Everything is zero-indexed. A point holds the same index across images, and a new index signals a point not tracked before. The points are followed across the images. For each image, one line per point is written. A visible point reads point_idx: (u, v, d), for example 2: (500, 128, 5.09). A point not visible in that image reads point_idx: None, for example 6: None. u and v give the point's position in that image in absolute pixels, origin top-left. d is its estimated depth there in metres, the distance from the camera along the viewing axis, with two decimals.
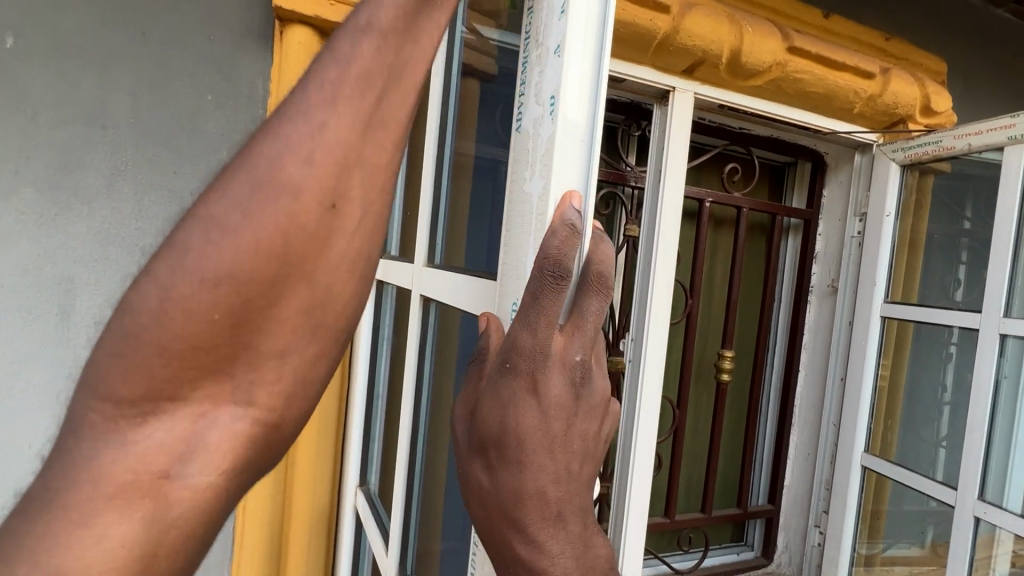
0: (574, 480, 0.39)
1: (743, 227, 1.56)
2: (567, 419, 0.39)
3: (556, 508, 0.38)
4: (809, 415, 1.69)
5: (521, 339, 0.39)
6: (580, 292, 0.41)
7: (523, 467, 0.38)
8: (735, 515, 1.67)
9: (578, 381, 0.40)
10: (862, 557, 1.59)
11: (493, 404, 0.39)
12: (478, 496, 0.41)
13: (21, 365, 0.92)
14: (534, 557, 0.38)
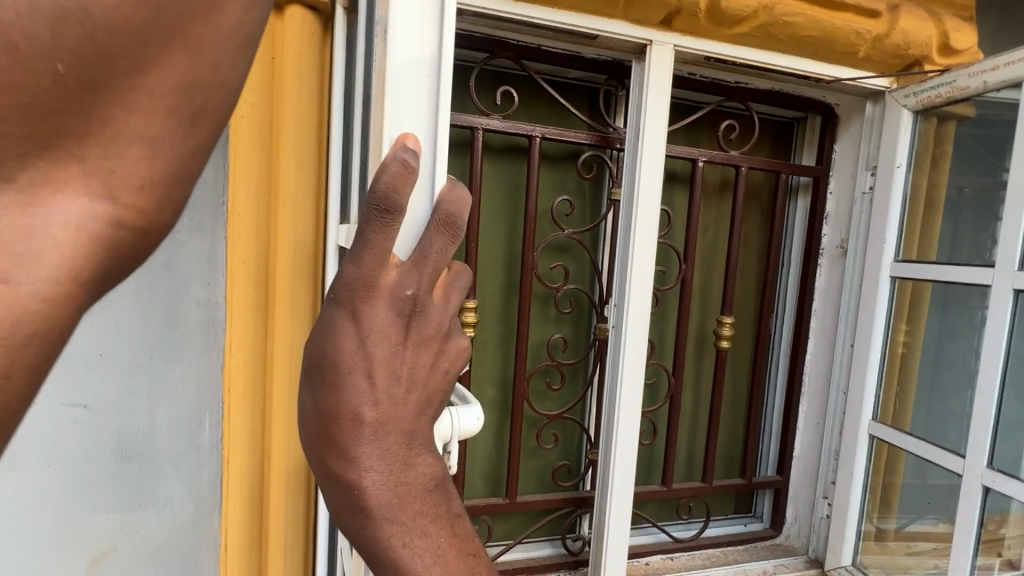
0: (395, 402, 0.45)
1: (741, 187, 1.49)
2: (394, 347, 0.45)
3: (372, 421, 0.44)
4: (819, 383, 1.62)
5: (349, 271, 0.43)
6: (430, 229, 0.45)
7: (338, 387, 0.44)
8: (738, 485, 1.63)
9: (407, 312, 0.45)
10: (873, 531, 1.52)
11: (320, 331, 0.45)
12: (308, 410, 0.46)
13: None
14: (344, 465, 0.44)
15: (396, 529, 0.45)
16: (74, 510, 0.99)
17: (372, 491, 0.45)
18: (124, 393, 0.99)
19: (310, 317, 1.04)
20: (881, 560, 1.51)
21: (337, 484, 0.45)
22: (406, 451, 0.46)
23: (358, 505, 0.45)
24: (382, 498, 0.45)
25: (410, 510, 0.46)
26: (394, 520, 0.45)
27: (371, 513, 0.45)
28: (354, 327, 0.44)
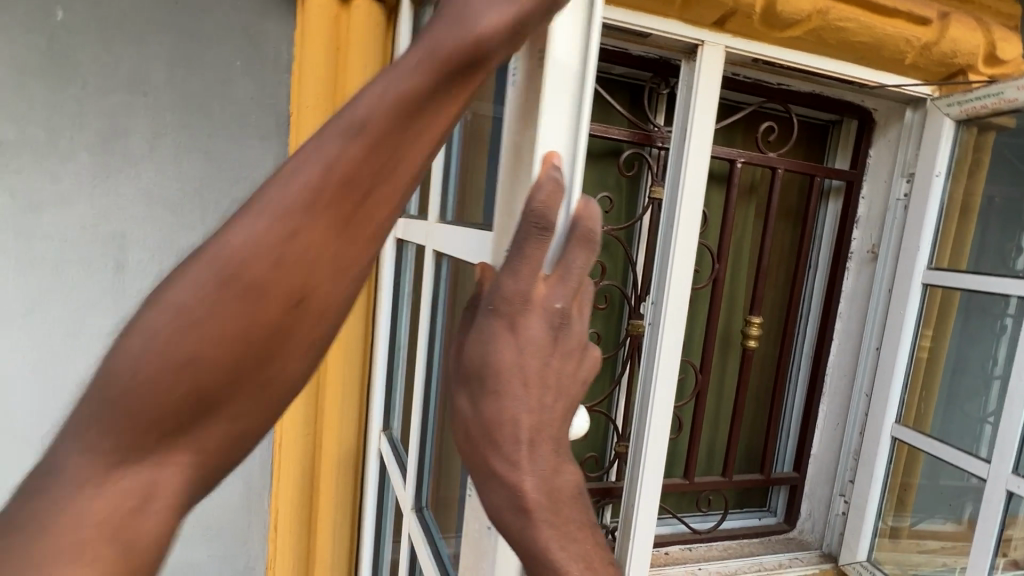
0: (551, 415, 0.39)
1: (777, 189, 1.49)
2: (545, 359, 0.38)
3: (529, 438, 0.38)
4: (840, 385, 1.64)
5: (503, 277, 0.38)
6: (569, 243, 0.39)
7: (498, 399, 0.38)
8: (757, 480, 1.67)
9: (557, 324, 0.38)
10: (887, 529, 1.56)
11: (475, 337, 0.39)
12: (460, 422, 0.41)
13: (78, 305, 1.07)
14: (507, 483, 0.38)
15: (569, 558, 0.38)
16: None
17: (538, 513, 0.38)
18: None
19: (365, 309, 1.10)
20: (892, 556, 1.55)
21: (500, 504, 0.39)
22: (565, 470, 0.39)
23: (525, 531, 0.38)
24: (548, 520, 0.38)
25: (575, 539, 0.39)
26: (564, 550, 0.38)
27: (540, 541, 0.38)
28: (512, 337, 0.38)
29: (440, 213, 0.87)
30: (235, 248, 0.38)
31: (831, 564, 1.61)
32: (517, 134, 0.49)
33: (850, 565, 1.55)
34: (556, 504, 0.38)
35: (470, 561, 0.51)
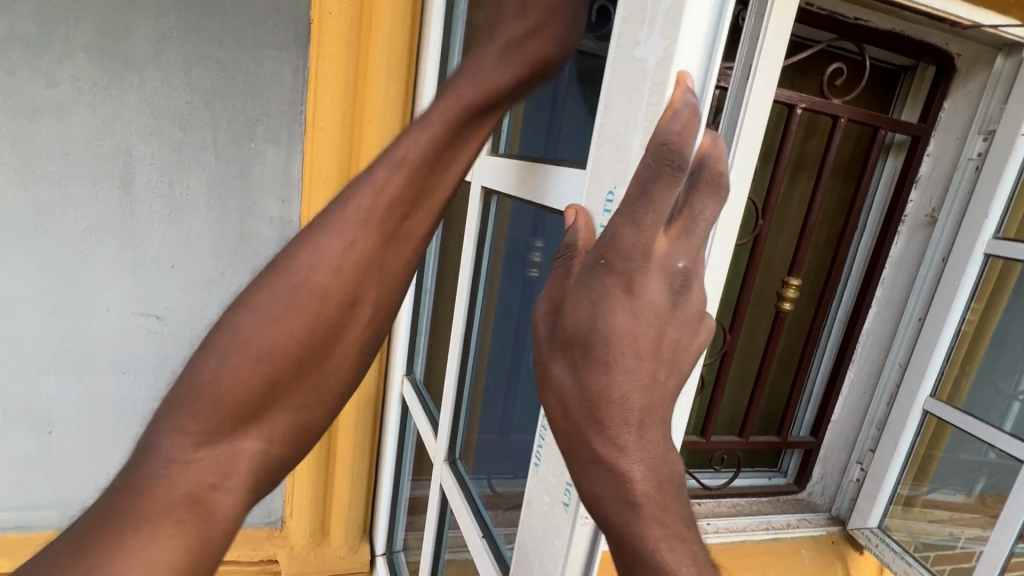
0: (662, 392, 0.32)
1: (837, 140, 1.34)
2: (661, 328, 0.31)
3: (640, 419, 0.31)
4: (874, 353, 1.56)
5: (621, 226, 0.31)
6: (696, 191, 0.32)
7: (607, 372, 0.31)
8: (773, 443, 1.63)
9: (679, 288, 0.32)
10: (902, 497, 1.53)
11: (578, 297, 0.33)
12: (556, 398, 0.34)
13: (88, 235, 0.89)
14: (613, 471, 0.31)
15: (679, 560, 0.31)
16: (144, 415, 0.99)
17: (647, 508, 0.31)
18: (196, 309, 0.97)
19: None
20: (904, 525, 1.53)
21: (600, 494, 0.32)
22: (676, 457, 0.32)
23: (630, 526, 0.32)
24: (657, 517, 0.31)
25: (686, 538, 0.32)
26: (674, 550, 0.31)
27: (648, 537, 0.31)
28: (628, 301, 0.31)
29: (491, 144, 0.75)
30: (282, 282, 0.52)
31: (839, 528, 1.60)
32: (638, 45, 0.39)
33: (858, 530, 1.55)
34: (665, 498, 0.31)
35: (531, 535, 0.46)
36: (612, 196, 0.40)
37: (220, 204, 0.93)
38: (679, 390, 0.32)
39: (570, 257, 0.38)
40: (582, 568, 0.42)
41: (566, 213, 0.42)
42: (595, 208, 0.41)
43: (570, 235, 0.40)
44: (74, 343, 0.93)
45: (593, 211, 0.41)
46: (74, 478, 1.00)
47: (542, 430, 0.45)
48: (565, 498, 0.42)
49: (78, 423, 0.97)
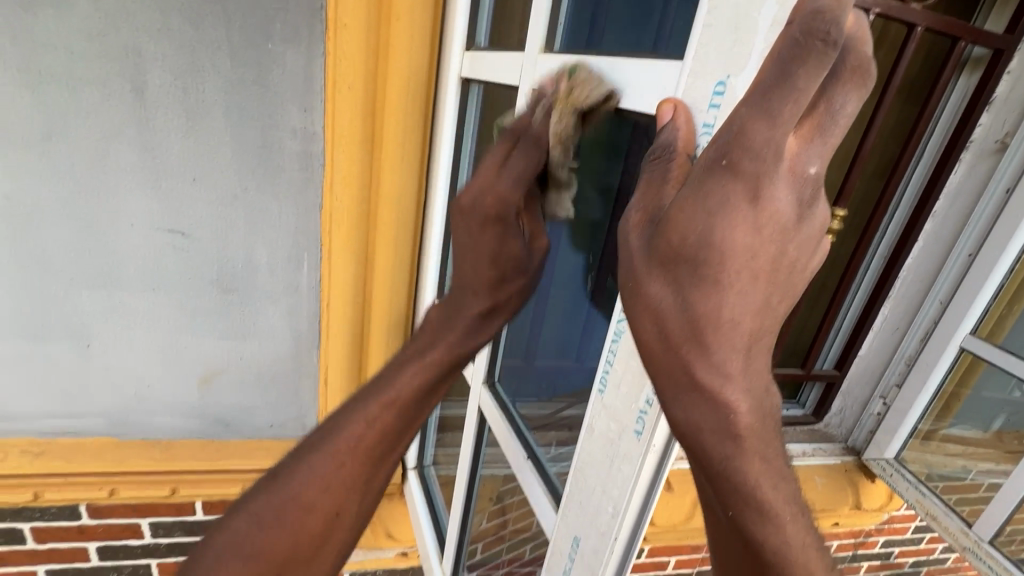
0: (771, 318, 0.30)
1: (907, 54, 1.11)
2: (782, 246, 0.29)
3: (746, 347, 0.30)
4: (912, 291, 1.35)
5: (751, 119, 0.27)
6: (843, 81, 0.27)
7: (719, 293, 0.29)
8: (794, 375, 1.47)
9: (806, 200, 0.29)
10: (923, 432, 1.41)
11: (687, 201, 0.29)
12: (651, 317, 0.31)
13: (104, 146, 0.84)
14: (716, 403, 0.30)
15: (778, 498, 0.31)
16: (178, 329, 1.00)
17: (750, 443, 0.30)
18: (225, 224, 0.94)
19: (417, 165, 0.93)
20: (922, 457, 1.44)
21: (699, 426, 0.31)
22: (774, 390, 0.32)
23: (731, 461, 0.30)
24: (760, 453, 0.31)
25: (785, 476, 0.32)
26: (774, 489, 0.31)
27: (747, 474, 0.30)
28: (752, 213, 0.28)
29: (545, 40, 0.65)
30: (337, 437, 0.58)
31: (854, 458, 1.54)
32: None
33: (873, 460, 1.49)
34: (766, 435, 0.31)
35: (593, 461, 0.45)
36: (723, 86, 0.34)
37: (238, 114, 0.87)
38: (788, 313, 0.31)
39: (671, 158, 0.35)
40: (645, 493, 0.41)
41: (663, 106, 0.38)
42: (699, 103, 0.36)
43: (668, 134, 0.36)
44: (100, 259, 0.92)
45: (693, 102, 0.36)
46: (117, 389, 1.03)
47: (610, 354, 0.43)
48: (639, 415, 0.40)
49: (113, 338, 0.98)
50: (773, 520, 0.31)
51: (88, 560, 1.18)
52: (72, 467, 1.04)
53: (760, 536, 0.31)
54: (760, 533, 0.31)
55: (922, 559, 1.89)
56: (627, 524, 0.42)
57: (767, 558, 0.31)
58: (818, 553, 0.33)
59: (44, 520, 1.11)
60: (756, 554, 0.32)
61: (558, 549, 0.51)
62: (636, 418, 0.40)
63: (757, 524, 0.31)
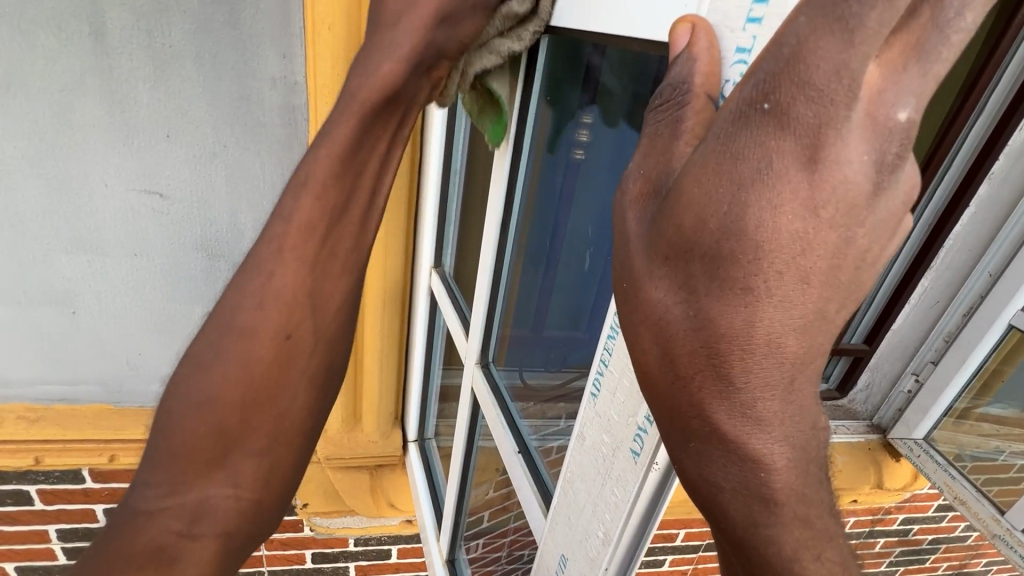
0: (824, 335, 0.22)
1: None
2: (848, 232, 0.20)
3: (789, 379, 0.22)
4: (960, 261, 1.17)
5: (815, 36, 0.18)
6: None
7: (752, 304, 0.21)
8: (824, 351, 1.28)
9: (890, 162, 0.19)
10: (958, 411, 1.28)
11: (708, 171, 0.21)
12: (652, 333, 0.24)
13: (68, 97, 0.77)
14: (741, 454, 0.22)
15: (823, 573, 0.23)
16: (162, 294, 0.95)
17: (790, 508, 0.22)
18: (204, 184, 0.87)
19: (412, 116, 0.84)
20: (954, 437, 1.31)
21: (718, 484, 0.23)
22: (825, 426, 0.23)
23: (763, 529, 0.23)
24: (801, 517, 0.23)
25: (834, 538, 0.23)
26: (820, 562, 0.23)
27: (783, 544, 0.23)
28: (806, 184, 0.19)
29: None
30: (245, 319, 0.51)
31: (878, 436, 1.43)
32: None
33: (898, 440, 1.39)
34: (809, 492, 0.23)
35: (583, 477, 0.38)
36: None
37: (211, 62, 0.78)
38: None
39: (684, 103, 0.26)
40: (642, 521, 0.34)
41: (679, 27, 0.28)
42: (729, 18, 0.26)
43: (682, 67, 0.27)
44: (77, 222, 0.86)
45: (720, 15, 0.26)
46: (108, 357, 1.00)
47: (605, 353, 0.35)
48: (637, 433, 0.32)
49: (98, 304, 0.94)
50: None
51: (97, 520, 1.19)
52: (69, 434, 1.03)
53: None
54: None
55: (941, 536, 1.84)
56: (620, 553, 0.35)
57: None
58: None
59: (49, 483, 1.11)
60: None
61: (545, 563, 0.45)
62: (634, 436, 0.32)
63: None
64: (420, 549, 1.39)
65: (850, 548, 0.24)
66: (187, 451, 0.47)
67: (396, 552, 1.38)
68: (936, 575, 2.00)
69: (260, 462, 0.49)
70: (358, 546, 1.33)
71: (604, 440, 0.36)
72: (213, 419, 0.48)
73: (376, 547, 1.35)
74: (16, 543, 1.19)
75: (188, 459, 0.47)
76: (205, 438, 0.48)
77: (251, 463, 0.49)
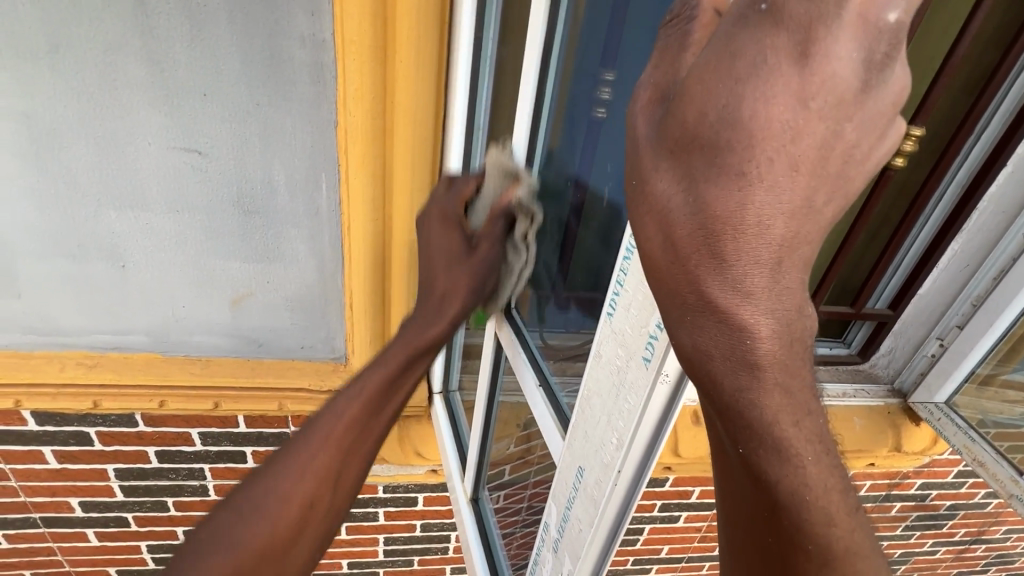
0: (813, 224, 0.25)
1: None
2: (837, 125, 0.23)
3: (776, 258, 0.25)
4: (994, 221, 1.12)
5: None
6: None
7: (745, 188, 0.24)
8: (843, 314, 1.28)
9: (877, 60, 0.22)
10: (981, 377, 1.27)
11: (709, 68, 0.23)
12: (655, 222, 0.26)
13: (112, 57, 0.81)
14: (730, 325, 0.26)
15: (800, 435, 0.27)
16: (206, 251, 1.01)
17: (770, 374, 0.26)
18: (239, 143, 0.91)
19: (436, 73, 0.86)
20: (975, 403, 1.31)
21: (708, 351, 0.27)
22: (811, 311, 0.27)
23: (745, 393, 0.26)
24: (781, 385, 0.26)
25: (811, 411, 0.27)
26: (795, 426, 0.27)
27: (763, 407, 0.26)
28: (795, 79, 0.22)
29: None
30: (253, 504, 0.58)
31: (898, 400, 1.41)
32: None
33: (919, 404, 1.36)
34: (790, 364, 0.26)
35: (600, 391, 0.42)
36: None
37: (242, 18, 0.80)
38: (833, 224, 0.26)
39: (693, 16, 0.27)
40: (655, 425, 0.37)
41: None
42: None
43: None
44: (124, 178, 0.91)
45: None
46: (156, 308, 1.07)
47: (621, 274, 0.38)
48: (648, 342, 0.35)
49: (143, 259, 1.00)
50: (792, 461, 0.27)
51: (149, 462, 1.29)
52: (125, 379, 1.12)
53: (776, 476, 0.27)
54: (777, 473, 0.27)
55: (960, 502, 1.84)
56: (632, 456, 0.39)
57: (782, 500, 0.28)
58: (842, 494, 0.28)
59: (107, 425, 1.21)
60: (770, 495, 0.28)
61: (563, 478, 0.50)
62: (646, 346, 0.35)
63: (772, 465, 0.27)
64: (445, 498, 1.47)
65: (825, 424, 0.28)
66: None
67: (422, 499, 1.46)
68: (952, 540, 2.01)
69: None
70: (387, 492, 1.42)
71: (619, 353, 0.39)
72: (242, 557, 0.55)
73: (404, 494, 1.43)
74: (79, 479, 1.30)
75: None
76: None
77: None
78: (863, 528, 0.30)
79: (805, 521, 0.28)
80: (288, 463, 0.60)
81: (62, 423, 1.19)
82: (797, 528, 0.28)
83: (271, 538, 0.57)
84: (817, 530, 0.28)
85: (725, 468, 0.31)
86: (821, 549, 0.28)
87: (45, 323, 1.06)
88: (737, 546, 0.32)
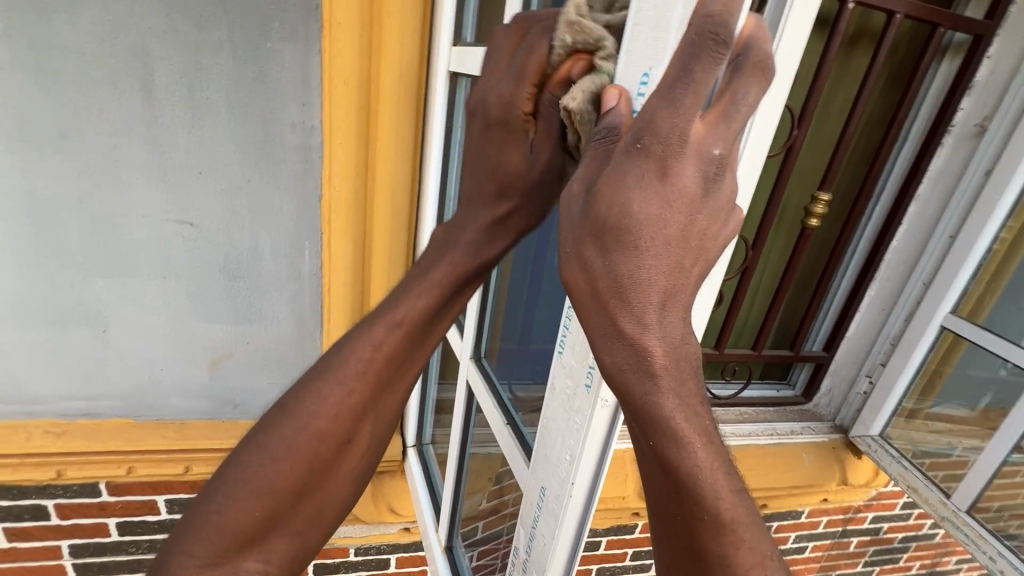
0: (684, 279, 0.37)
1: (886, 45, 1.07)
2: (692, 216, 0.35)
3: (662, 301, 0.36)
4: (897, 271, 1.32)
5: (659, 109, 0.33)
6: (743, 74, 0.34)
7: (637, 256, 0.35)
8: (783, 357, 1.42)
9: (711, 175, 0.35)
10: (905, 410, 1.40)
11: (610, 177, 0.35)
12: (584, 277, 0.37)
13: (117, 144, 0.90)
14: (637, 348, 0.36)
15: (690, 427, 0.37)
16: (191, 314, 1.06)
17: (664, 380, 0.36)
18: (230, 214, 0.99)
19: (410, 151, 0.99)
20: (905, 434, 1.43)
21: (621, 367, 0.37)
22: (692, 340, 0.38)
23: (649, 395, 0.36)
24: (673, 390, 0.37)
25: (697, 412, 0.37)
26: (686, 421, 0.37)
27: (662, 407, 0.36)
28: (660, 187, 0.34)
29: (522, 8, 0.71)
30: (260, 464, 0.61)
31: (841, 436, 1.52)
32: None
33: (861, 437, 1.46)
34: (680, 375, 0.37)
35: (555, 417, 0.51)
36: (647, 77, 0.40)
37: (240, 111, 0.92)
38: (701, 278, 0.38)
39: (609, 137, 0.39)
40: (599, 440, 0.46)
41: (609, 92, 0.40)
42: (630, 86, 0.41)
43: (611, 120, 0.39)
44: (116, 252, 0.98)
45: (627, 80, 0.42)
46: (132, 372, 1.09)
47: (567, 319, 0.48)
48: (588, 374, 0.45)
49: (125, 324, 1.04)
50: (685, 446, 0.37)
51: (109, 535, 1.25)
52: (93, 447, 1.11)
53: (675, 459, 0.37)
54: (676, 457, 0.37)
55: (910, 535, 1.95)
56: (583, 468, 0.48)
57: (681, 479, 0.37)
58: (726, 476, 0.38)
59: (67, 497, 1.18)
60: (674, 476, 0.37)
61: (529, 500, 0.57)
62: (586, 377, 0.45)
63: (672, 451, 0.37)
64: (418, 558, 1.46)
65: (709, 423, 0.38)
66: (227, 538, 0.59)
67: (395, 561, 1.45)
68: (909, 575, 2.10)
69: (290, 541, 0.65)
70: (359, 556, 1.40)
71: (568, 382, 0.48)
72: (255, 512, 0.60)
73: (376, 556, 1.42)
74: (28, 559, 1.24)
75: (230, 539, 0.59)
76: (243, 528, 0.60)
77: (284, 543, 0.64)
78: (745, 505, 0.39)
79: (700, 495, 0.37)
80: (279, 440, 0.62)
81: (18, 497, 1.16)
82: (694, 500, 0.37)
83: (288, 482, 0.62)
84: (708, 501, 0.37)
85: (644, 460, 0.40)
86: (713, 517, 0.37)
87: (17, 391, 1.06)
88: (659, 524, 0.40)
